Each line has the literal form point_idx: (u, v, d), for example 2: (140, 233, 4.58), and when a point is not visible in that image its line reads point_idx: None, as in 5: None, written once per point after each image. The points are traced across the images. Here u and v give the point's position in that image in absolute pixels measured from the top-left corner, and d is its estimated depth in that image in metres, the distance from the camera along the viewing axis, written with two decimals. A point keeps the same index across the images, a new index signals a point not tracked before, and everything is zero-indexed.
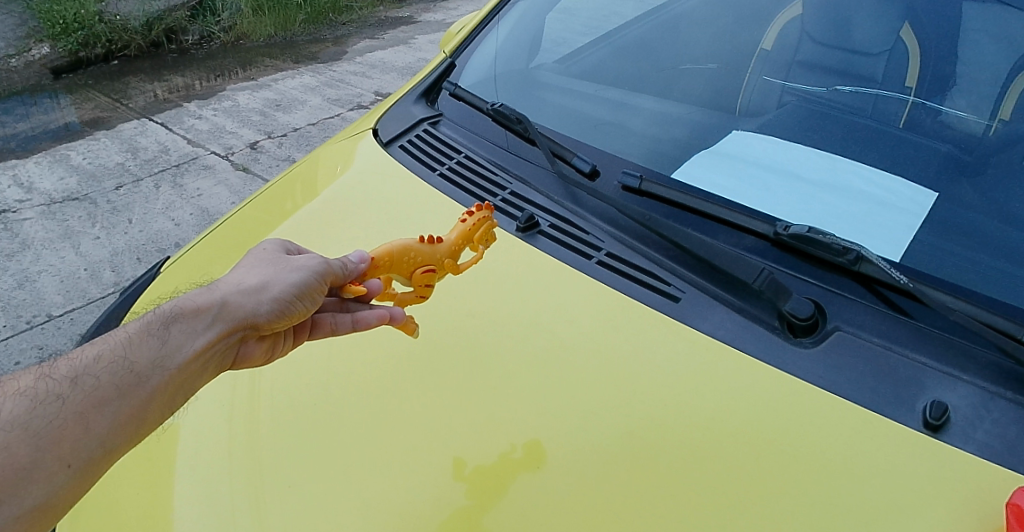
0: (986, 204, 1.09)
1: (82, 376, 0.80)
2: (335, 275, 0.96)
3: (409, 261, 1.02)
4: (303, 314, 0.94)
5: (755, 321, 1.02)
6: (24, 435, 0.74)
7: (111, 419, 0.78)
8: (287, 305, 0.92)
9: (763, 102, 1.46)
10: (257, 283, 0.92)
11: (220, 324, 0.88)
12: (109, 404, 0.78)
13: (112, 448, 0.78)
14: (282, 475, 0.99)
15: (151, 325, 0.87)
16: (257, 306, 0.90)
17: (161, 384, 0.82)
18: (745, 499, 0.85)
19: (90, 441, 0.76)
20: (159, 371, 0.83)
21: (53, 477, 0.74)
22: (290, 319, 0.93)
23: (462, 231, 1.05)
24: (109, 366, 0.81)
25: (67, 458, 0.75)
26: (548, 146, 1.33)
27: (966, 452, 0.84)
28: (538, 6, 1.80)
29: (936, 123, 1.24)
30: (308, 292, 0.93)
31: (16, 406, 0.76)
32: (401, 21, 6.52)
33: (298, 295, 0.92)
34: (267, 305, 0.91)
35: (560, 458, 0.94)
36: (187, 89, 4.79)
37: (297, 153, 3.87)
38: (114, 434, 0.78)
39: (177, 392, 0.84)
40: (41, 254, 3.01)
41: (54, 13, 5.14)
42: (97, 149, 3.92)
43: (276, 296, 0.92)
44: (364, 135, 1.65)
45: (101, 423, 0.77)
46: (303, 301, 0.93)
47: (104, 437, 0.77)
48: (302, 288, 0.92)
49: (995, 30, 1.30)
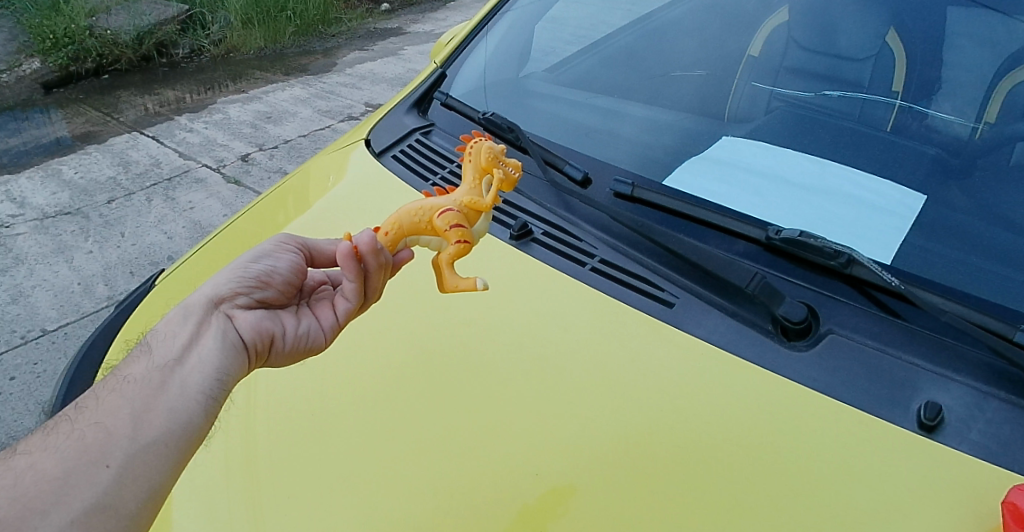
0: (975, 205, 1.11)
1: (86, 401, 0.83)
2: (282, 236, 1.03)
3: (423, 217, 0.97)
4: (268, 272, 0.98)
5: (748, 325, 1.03)
6: (48, 455, 0.76)
7: (129, 419, 0.79)
8: (245, 269, 0.98)
9: (751, 108, 1.48)
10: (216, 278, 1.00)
11: (196, 312, 0.92)
12: (121, 409, 0.80)
13: (147, 439, 0.77)
14: (281, 488, 0.99)
15: (137, 349, 0.91)
16: (217, 283, 0.96)
17: (164, 376, 0.84)
18: (745, 501, 0.86)
19: (119, 439, 0.77)
20: (158, 369, 0.85)
21: (95, 477, 0.74)
22: (257, 280, 0.97)
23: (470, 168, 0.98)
24: (108, 387, 0.85)
25: (103, 459, 0.75)
26: (541, 154, 1.34)
27: (960, 452, 0.85)
28: (527, 16, 1.82)
29: (923, 127, 1.26)
30: (263, 254, 1.00)
31: (29, 440, 0.80)
32: (391, 32, 6.54)
33: (250, 259, 0.99)
34: (227, 278, 0.97)
35: (560, 464, 0.94)
36: (178, 103, 4.79)
37: (288, 164, 3.87)
38: (140, 427, 0.78)
39: (188, 376, 0.85)
40: (34, 269, 2.99)
41: (44, 29, 5.13)
42: (89, 163, 3.90)
43: (230, 270, 0.98)
44: (357, 146, 1.66)
45: (121, 424, 0.78)
46: (260, 261, 0.98)
47: (131, 433, 0.77)
48: (254, 254, 0.99)
49: (978, 35, 1.32)
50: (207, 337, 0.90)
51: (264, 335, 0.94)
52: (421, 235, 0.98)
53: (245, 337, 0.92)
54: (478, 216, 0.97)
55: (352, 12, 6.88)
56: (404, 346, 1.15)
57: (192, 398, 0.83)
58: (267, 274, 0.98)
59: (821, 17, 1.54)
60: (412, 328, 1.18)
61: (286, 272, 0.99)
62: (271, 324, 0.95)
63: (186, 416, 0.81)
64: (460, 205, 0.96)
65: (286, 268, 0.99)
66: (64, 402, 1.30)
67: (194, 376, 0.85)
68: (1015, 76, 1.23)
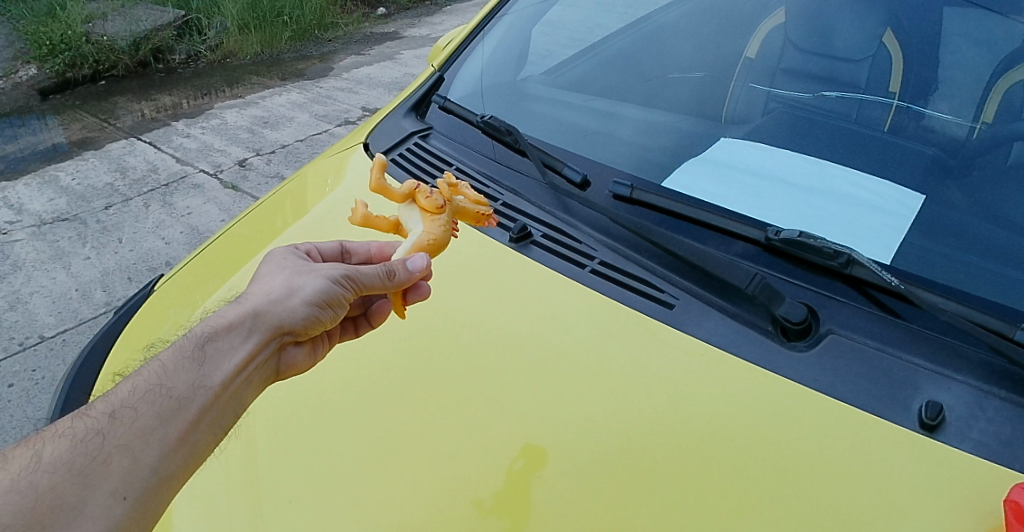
0: (973, 205, 1.11)
1: (121, 409, 0.79)
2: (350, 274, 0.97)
3: None
4: (330, 320, 0.97)
5: (749, 326, 1.03)
6: (68, 475, 0.73)
7: (159, 447, 0.78)
8: (316, 317, 0.95)
9: (748, 110, 1.49)
10: (278, 289, 0.95)
11: (256, 333, 0.91)
12: (155, 433, 0.78)
13: (167, 472, 0.78)
14: (282, 493, 0.98)
15: (186, 348, 0.87)
16: (291, 314, 0.93)
17: (206, 402, 0.83)
18: (748, 502, 0.86)
19: (142, 471, 0.76)
20: (202, 391, 0.83)
21: (110, 509, 0.73)
22: (320, 324, 0.97)
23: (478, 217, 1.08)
24: (146, 396, 0.81)
25: (118, 489, 0.74)
26: (539, 157, 1.34)
27: (962, 451, 0.85)
28: (524, 19, 1.82)
29: (920, 127, 1.26)
30: (334, 297, 0.96)
31: (56, 449, 0.75)
32: (387, 36, 6.54)
33: (324, 301, 0.96)
34: (301, 315, 0.94)
35: (566, 470, 0.94)
36: (175, 108, 4.79)
37: (286, 169, 3.87)
38: (165, 460, 0.78)
39: (226, 411, 0.86)
40: (32, 275, 2.98)
41: (40, 34, 5.13)
42: (86, 169, 3.90)
43: (309, 303, 0.95)
44: (355, 150, 1.65)
45: (150, 453, 0.77)
46: (330, 307, 0.97)
47: (154, 465, 0.77)
48: (329, 295, 0.96)
49: (974, 36, 1.33)
50: (255, 368, 0.91)
51: (295, 368, 1.00)
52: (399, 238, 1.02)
53: (281, 371, 0.97)
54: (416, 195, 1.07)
55: (348, 17, 6.89)
56: (404, 349, 1.15)
57: (213, 432, 0.83)
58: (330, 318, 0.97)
59: (818, 19, 1.55)
60: (412, 331, 1.18)
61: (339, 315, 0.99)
62: (305, 361, 1.01)
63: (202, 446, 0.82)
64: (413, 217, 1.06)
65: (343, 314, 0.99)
66: (62, 410, 1.29)
67: (229, 410, 0.86)
68: (1013, 75, 1.23)
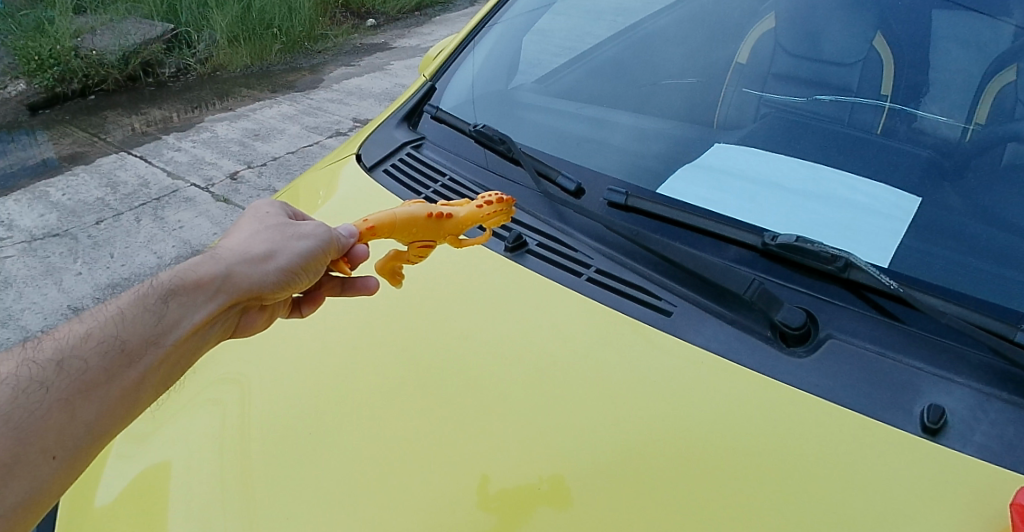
0: (968, 207, 1.11)
1: (70, 359, 0.82)
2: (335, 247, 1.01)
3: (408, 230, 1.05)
4: (302, 282, 0.99)
5: (748, 332, 1.02)
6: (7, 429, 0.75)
7: (99, 405, 0.80)
8: (291, 281, 0.97)
9: (740, 115, 1.49)
10: (263, 253, 0.96)
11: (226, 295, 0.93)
12: (98, 390, 0.81)
13: (102, 432, 0.80)
14: (277, 508, 0.96)
15: (149, 300, 0.89)
16: (263, 276, 0.95)
17: (156, 362, 0.86)
18: (751, 510, 0.85)
19: (77, 428, 0.78)
20: (152, 348, 0.86)
21: (39, 470, 0.75)
22: (289, 290, 0.98)
23: (471, 214, 1.07)
24: (97, 345, 0.84)
25: (49, 448, 0.76)
26: (533, 166, 1.34)
27: (966, 454, 0.85)
28: (515, 27, 1.82)
29: (912, 129, 1.27)
30: (311, 264, 0.99)
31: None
32: (375, 47, 6.55)
33: (303, 267, 0.98)
34: (273, 276, 0.95)
35: (573, 491, 0.92)
36: (165, 122, 4.77)
37: (277, 182, 3.85)
38: (104, 421, 0.81)
39: (172, 372, 0.89)
40: (23, 292, 2.95)
41: (29, 50, 5.11)
42: (76, 185, 3.87)
43: (285, 269, 0.96)
44: (347, 161, 1.65)
45: (89, 409, 0.80)
46: (307, 272, 0.99)
47: (92, 426, 0.80)
48: (308, 256, 0.98)
49: (964, 39, 1.34)
50: (208, 329, 0.94)
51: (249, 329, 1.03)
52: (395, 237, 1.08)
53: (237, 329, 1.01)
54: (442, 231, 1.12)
55: (337, 28, 6.90)
56: (400, 360, 1.14)
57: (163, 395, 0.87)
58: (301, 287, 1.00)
59: (807, 23, 1.56)
60: (407, 342, 1.16)
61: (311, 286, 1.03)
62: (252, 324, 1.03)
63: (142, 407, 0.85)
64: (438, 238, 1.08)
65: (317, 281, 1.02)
66: None
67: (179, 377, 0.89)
68: (1004, 76, 1.25)
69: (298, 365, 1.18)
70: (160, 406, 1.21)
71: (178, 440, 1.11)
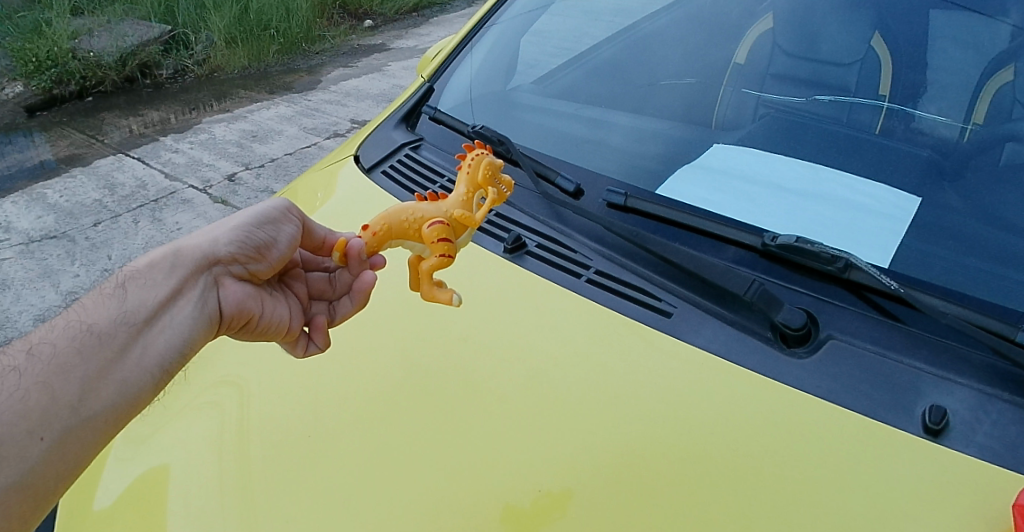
0: (968, 207, 1.11)
1: (44, 347, 0.86)
2: (291, 205, 1.10)
3: (410, 223, 1.00)
4: (266, 241, 1.06)
5: (748, 333, 1.02)
6: None
7: (78, 383, 0.84)
8: (248, 235, 1.04)
9: (739, 115, 1.49)
10: (215, 229, 1.06)
11: (183, 265, 0.99)
12: (75, 371, 0.84)
13: (89, 414, 0.83)
14: (276, 511, 0.96)
15: (112, 294, 0.95)
16: (214, 243, 1.03)
17: (130, 337, 0.90)
18: (752, 511, 0.85)
19: (61, 409, 0.81)
20: (124, 326, 0.90)
21: (27, 449, 0.78)
22: (254, 249, 1.05)
23: (467, 179, 1.02)
24: (65, 334, 0.88)
25: (35, 431, 0.79)
26: (532, 167, 1.33)
27: (967, 455, 0.85)
28: (513, 28, 1.82)
29: (910, 129, 1.27)
30: (267, 223, 1.07)
31: None
32: (373, 48, 6.55)
33: (254, 227, 1.05)
34: (223, 239, 1.03)
35: (573, 493, 0.91)
36: (163, 123, 4.77)
37: (275, 183, 3.84)
38: (87, 399, 0.83)
39: (152, 341, 0.91)
40: (21, 294, 2.95)
41: (26, 52, 5.11)
42: (74, 186, 3.86)
43: (232, 229, 1.04)
44: (345, 162, 1.64)
45: (70, 390, 0.83)
46: (263, 231, 1.06)
47: (75, 404, 0.82)
48: (259, 217, 1.06)
49: (962, 39, 1.34)
50: (186, 300, 0.96)
51: (245, 313, 1.02)
52: (407, 239, 1.01)
53: (225, 308, 1.00)
54: (462, 231, 1.01)
55: (335, 29, 6.89)
56: (399, 362, 1.13)
57: (146, 370, 0.89)
58: (265, 246, 1.06)
59: (805, 24, 1.56)
60: (407, 344, 1.16)
61: (283, 251, 1.08)
62: (255, 304, 1.04)
63: (133, 386, 0.87)
64: (449, 217, 0.99)
65: (285, 243, 1.08)
66: None
67: (156, 341, 0.91)
68: (1002, 76, 1.25)
69: (297, 367, 1.18)
70: (158, 408, 1.21)
71: (176, 443, 1.10)
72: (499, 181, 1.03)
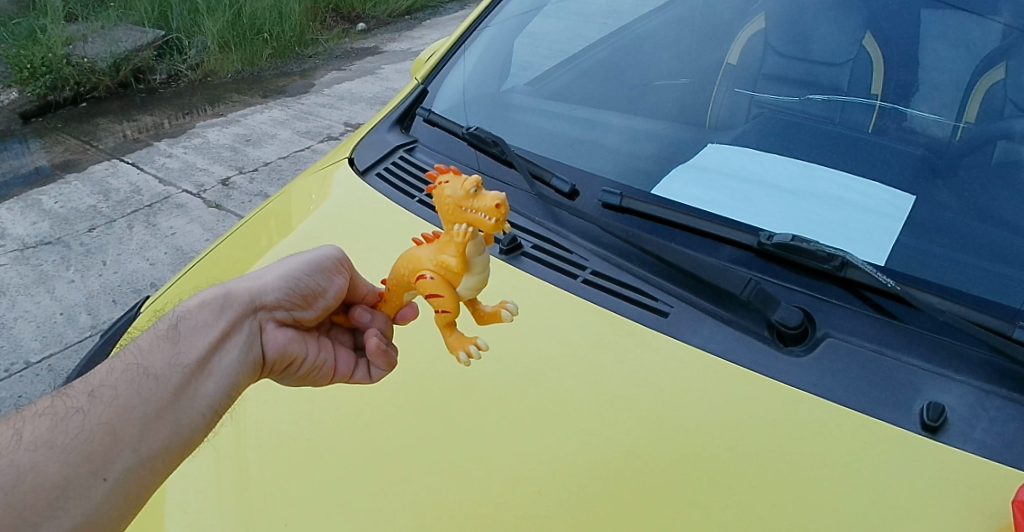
0: (962, 205, 1.12)
1: (100, 389, 0.86)
2: (344, 255, 1.07)
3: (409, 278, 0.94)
4: (313, 290, 1.04)
5: (746, 332, 1.02)
6: (52, 453, 0.79)
7: (140, 425, 0.84)
8: (296, 282, 1.02)
9: (732, 115, 1.49)
10: (267, 271, 1.04)
11: (232, 309, 0.99)
12: (135, 412, 0.84)
13: (148, 453, 0.83)
14: (274, 516, 0.96)
15: (163, 334, 0.94)
16: (263, 289, 1.01)
17: (183, 381, 0.89)
18: (749, 509, 0.85)
19: (123, 449, 0.81)
20: (177, 369, 0.90)
21: (91, 491, 0.78)
22: (301, 297, 1.03)
23: (441, 217, 0.87)
24: (123, 375, 0.88)
25: (102, 472, 0.79)
26: (528, 169, 1.33)
27: (966, 451, 0.85)
28: (506, 30, 1.82)
29: (902, 129, 1.27)
30: (317, 271, 1.04)
31: (37, 428, 0.81)
32: (367, 51, 6.54)
33: (304, 276, 1.03)
34: (272, 287, 1.02)
35: (569, 495, 0.91)
36: (157, 128, 4.75)
37: (269, 187, 3.82)
38: (147, 439, 0.83)
39: (202, 386, 0.90)
40: (16, 300, 2.93)
41: (20, 58, 5.08)
42: (69, 192, 3.84)
43: (282, 277, 1.02)
44: (340, 165, 1.64)
45: (130, 430, 0.83)
46: (312, 279, 1.04)
47: (136, 445, 0.82)
48: (309, 265, 1.04)
49: (953, 37, 1.35)
50: (231, 344, 0.96)
51: (287, 357, 1.01)
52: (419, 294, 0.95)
53: (267, 354, 0.99)
54: (460, 275, 0.87)
55: (328, 33, 6.88)
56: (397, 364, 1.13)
57: (199, 412, 0.89)
58: (313, 294, 1.04)
59: (797, 24, 1.57)
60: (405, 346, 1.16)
61: (331, 300, 1.05)
62: (297, 349, 1.01)
63: (186, 427, 0.87)
64: (436, 265, 0.88)
65: (333, 294, 1.05)
66: None
67: (207, 388, 0.91)
68: (994, 74, 1.25)
69: None
70: None
71: None
72: (468, 208, 0.83)
